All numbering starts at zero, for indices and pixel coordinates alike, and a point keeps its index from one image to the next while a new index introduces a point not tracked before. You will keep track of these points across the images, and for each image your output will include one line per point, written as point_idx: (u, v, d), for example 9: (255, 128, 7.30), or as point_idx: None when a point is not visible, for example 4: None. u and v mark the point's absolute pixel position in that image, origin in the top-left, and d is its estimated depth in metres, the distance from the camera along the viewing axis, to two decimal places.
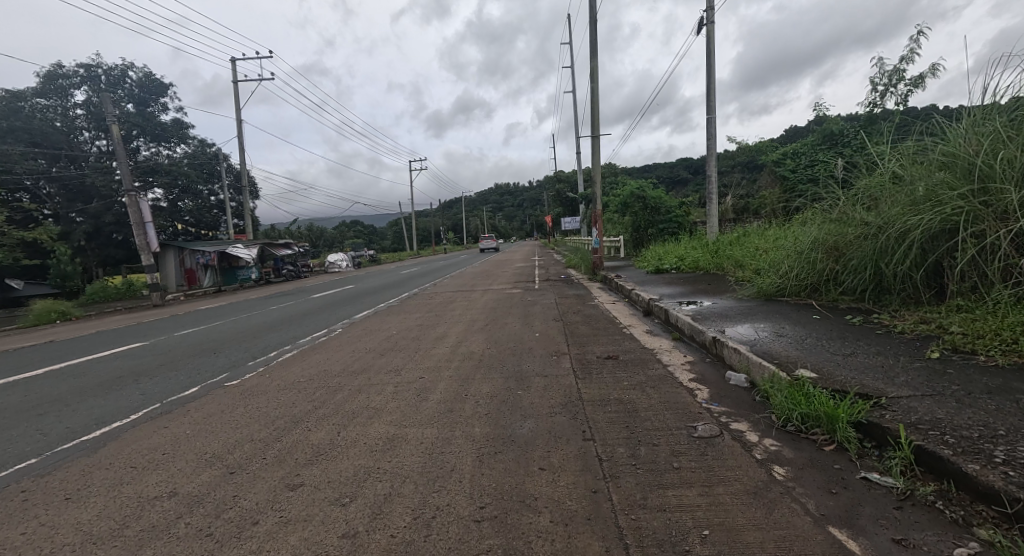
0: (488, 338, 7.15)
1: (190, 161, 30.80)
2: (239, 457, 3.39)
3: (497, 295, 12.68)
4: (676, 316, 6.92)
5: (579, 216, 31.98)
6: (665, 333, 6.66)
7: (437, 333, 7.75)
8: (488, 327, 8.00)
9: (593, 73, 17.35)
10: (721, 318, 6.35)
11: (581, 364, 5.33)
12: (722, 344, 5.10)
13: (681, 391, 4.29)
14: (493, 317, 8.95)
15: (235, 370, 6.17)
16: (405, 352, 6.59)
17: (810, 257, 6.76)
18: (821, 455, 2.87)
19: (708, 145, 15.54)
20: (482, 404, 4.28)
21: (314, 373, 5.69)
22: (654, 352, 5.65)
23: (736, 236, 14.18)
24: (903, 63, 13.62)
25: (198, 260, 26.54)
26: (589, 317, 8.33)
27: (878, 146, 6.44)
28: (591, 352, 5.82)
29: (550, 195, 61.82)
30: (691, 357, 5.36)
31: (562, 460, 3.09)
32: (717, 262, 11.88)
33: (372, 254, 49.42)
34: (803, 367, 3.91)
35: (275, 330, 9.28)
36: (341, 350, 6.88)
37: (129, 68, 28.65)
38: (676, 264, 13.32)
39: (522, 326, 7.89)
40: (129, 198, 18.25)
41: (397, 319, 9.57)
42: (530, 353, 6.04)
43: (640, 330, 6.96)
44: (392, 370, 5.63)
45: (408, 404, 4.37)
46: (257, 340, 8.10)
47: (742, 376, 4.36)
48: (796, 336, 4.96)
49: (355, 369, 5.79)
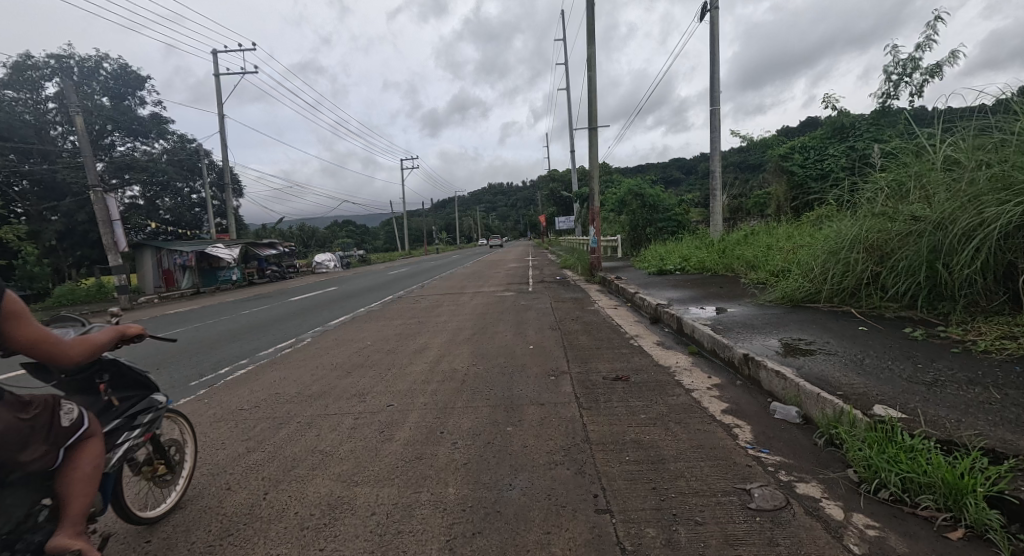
0: (473, 352, 6.17)
1: (169, 156, 29.73)
2: (114, 541, 2.40)
3: (487, 298, 11.71)
4: (691, 326, 5.98)
5: (574, 215, 31.19)
6: (681, 346, 5.71)
7: (416, 345, 6.78)
8: (475, 337, 7.04)
9: (590, 64, 16.47)
10: (745, 328, 5.43)
11: (584, 389, 4.39)
12: (757, 363, 4.17)
13: (715, 430, 3.35)
14: (481, 326, 8.01)
15: (172, 393, 5.15)
16: (376, 369, 5.63)
17: (845, 257, 5.85)
18: (954, 550, 1.93)
19: (711, 138, 14.69)
20: (461, 447, 3.32)
21: (258, 399, 4.68)
22: (671, 372, 4.73)
23: (743, 234, 13.36)
24: (919, 50, 12.88)
25: (176, 260, 25.31)
26: (590, 325, 7.39)
27: (922, 127, 5.60)
28: (596, 372, 4.87)
29: (544, 193, 61.09)
30: (715, 379, 4.44)
31: (569, 552, 2.14)
32: (726, 263, 11.05)
33: (361, 255, 48.38)
34: (882, 402, 2.97)
35: (236, 340, 8.20)
36: (302, 367, 5.89)
37: (103, 60, 27.55)
38: (681, 265, 12.44)
39: (514, 336, 6.96)
40: (95, 194, 16.99)
41: (374, 327, 8.55)
42: (522, 372, 5.09)
43: (650, 343, 6.02)
44: (356, 395, 4.65)
45: (368, 448, 3.40)
46: (211, 354, 7.04)
47: (791, 410, 3.43)
48: (849, 355, 4.03)
49: (312, 393, 4.80)
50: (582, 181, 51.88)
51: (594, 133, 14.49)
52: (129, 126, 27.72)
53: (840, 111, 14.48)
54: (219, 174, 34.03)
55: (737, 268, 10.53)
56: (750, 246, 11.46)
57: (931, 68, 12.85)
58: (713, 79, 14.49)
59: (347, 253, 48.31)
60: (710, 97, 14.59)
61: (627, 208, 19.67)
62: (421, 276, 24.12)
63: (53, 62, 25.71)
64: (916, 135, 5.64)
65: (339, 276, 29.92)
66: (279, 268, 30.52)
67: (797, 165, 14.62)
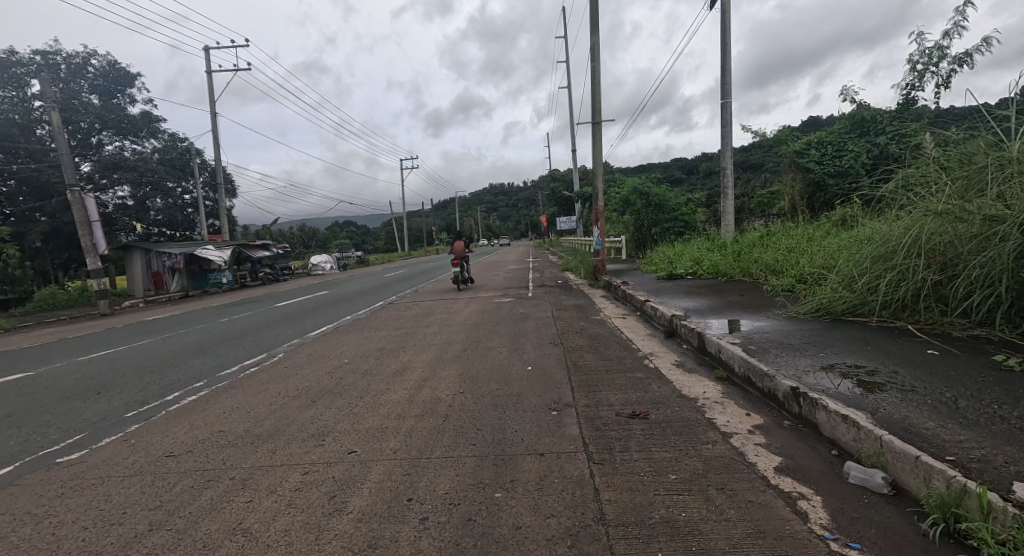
0: (463, 374, 5.32)
1: (160, 156, 29.00)
2: None
3: (485, 304, 10.86)
4: (716, 346, 5.10)
5: (575, 214, 30.35)
6: (706, 371, 4.83)
7: (398, 364, 5.95)
8: (467, 354, 6.19)
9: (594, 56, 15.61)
10: (784, 348, 4.55)
11: (594, 431, 3.54)
12: (812, 401, 3.29)
13: (776, 504, 2.46)
14: (475, 339, 7.16)
15: (100, 429, 4.30)
16: (347, 397, 4.79)
17: (896, 263, 4.97)
18: None
19: (723, 133, 13.87)
20: (430, 528, 2.46)
21: (194, 441, 3.80)
22: (699, 407, 3.86)
23: (759, 235, 12.52)
24: (945, 38, 12.11)
25: (164, 262, 24.64)
26: (597, 339, 6.54)
27: (991, 109, 4.79)
28: (607, 406, 4.02)
29: (546, 193, 60.28)
30: (756, 419, 3.56)
31: None
32: (745, 267, 10.17)
33: (359, 256, 47.68)
34: (1021, 476, 2.09)
35: (203, 354, 7.34)
36: (263, 393, 5.07)
37: (92, 56, 26.80)
38: (692, 269, 11.55)
39: (511, 353, 6.13)
40: (72, 195, 16.15)
41: (358, 340, 7.73)
42: (519, 404, 4.24)
43: (667, 364, 5.17)
44: (316, 435, 3.82)
45: (308, 527, 2.54)
46: (166, 374, 6.17)
47: (872, 474, 2.55)
48: (933, 390, 3.15)
49: (261, 432, 3.94)
50: (584, 180, 51.13)
51: (598, 128, 13.66)
52: (118, 125, 26.96)
53: (859, 104, 13.67)
54: (211, 174, 33.23)
55: (756, 273, 9.71)
56: (768, 248, 10.64)
57: (961, 57, 12.04)
58: (724, 70, 13.68)
59: (345, 254, 47.49)
60: (721, 91, 13.78)
61: (632, 207, 18.86)
62: (417, 277, 23.39)
63: (39, 58, 24.98)
64: (983, 118, 4.83)
65: (334, 279, 29.13)
66: (273, 270, 29.87)
67: (815, 161, 13.78)
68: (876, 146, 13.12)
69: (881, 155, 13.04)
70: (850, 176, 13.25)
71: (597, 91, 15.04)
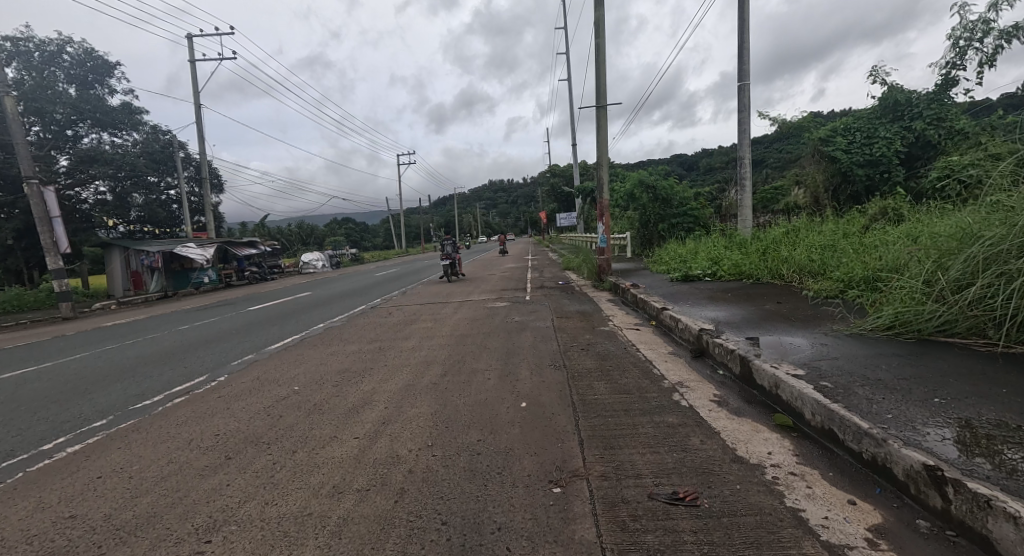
0: (436, 413, 4.07)
1: (143, 150, 27.78)
2: None
3: (477, 311, 9.59)
4: (770, 379, 3.84)
5: (577, 211, 29.05)
6: (761, 415, 3.57)
7: (357, 395, 4.70)
8: (446, 381, 4.96)
9: (597, 37, 14.32)
10: (873, 385, 3.29)
11: (619, 535, 2.28)
12: (981, 502, 2.00)
13: None
14: (461, 357, 5.93)
15: None
16: (275, 451, 3.53)
17: (1016, 267, 3.69)
18: None
19: (741, 117, 12.60)
20: None
21: (17, 541, 2.54)
22: (772, 487, 2.58)
23: (784, 229, 11.27)
24: (992, 9, 10.90)
25: (143, 261, 23.33)
26: (608, 360, 5.29)
27: None
28: (636, 480, 2.75)
29: (547, 188, 58.68)
30: (870, 515, 2.28)
31: None
32: (776, 268, 8.83)
33: (354, 253, 46.43)
34: None
35: (132, 377, 6.04)
36: (168, 439, 3.83)
37: (67, 43, 25.51)
38: (711, 270, 10.20)
39: (501, 379, 4.89)
40: (29, 188, 14.88)
41: (321, 358, 6.46)
42: (509, 472, 2.98)
43: (705, 402, 3.93)
44: (200, 533, 2.53)
45: None
46: (69, 407, 4.90)
47: None
48: None
49: (122, 523, 2.67)
50: (583, 176, 49.74)
51: (603, 114, 12.41)
52: (96, 117, 25.67)
53: (891, 86, 12.44)
54: (197, 169, 31.97)
55: (788, 275, 8.46)
56: (797, 246, 9.41)
57: (1008, 30, 10.79)
58: (742, 50, 12.43)
59: (340, 252, 45.93)
60: (737, 73, 12.50)
61: (637, 202, 17.62)
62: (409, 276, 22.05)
63: (9, 46, 23.76)
64: None
65: (323, 277, 27.80)
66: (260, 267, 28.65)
67: (841, 149, 12.49)
68: (911, 131, 11.83)
69: (916, 142, 11.77)
70: (882, 165, 11.97)
71: (601, 74, 13.79)
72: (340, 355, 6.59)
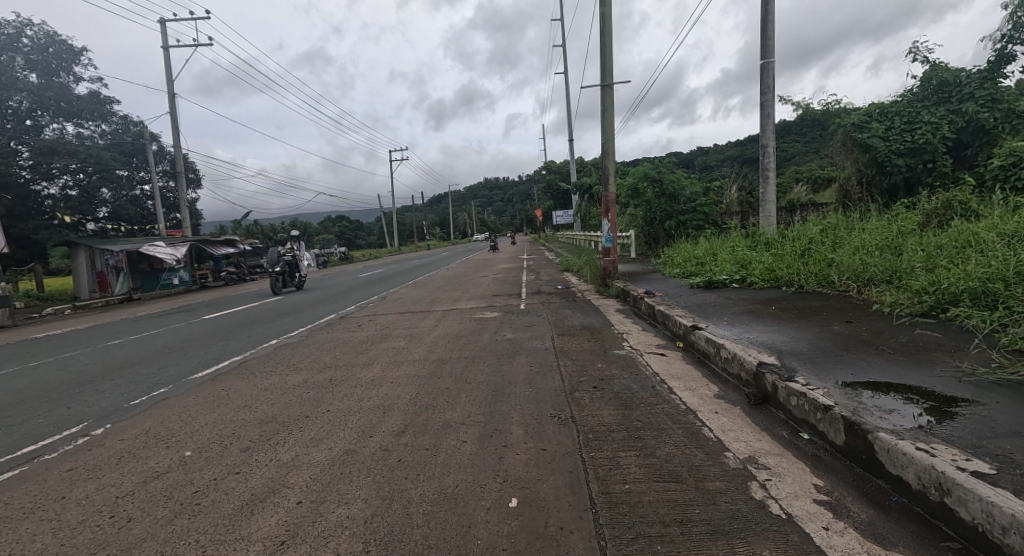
0: (373, 526, 2.50)
1: (111, 141, 25.94)
2: None
3: (461, 324, 8.03)
4: (923, 473, 2.30)
5: (575, 207, 27.59)
6: (930, 548, 2.03)
7: (264, 473, 3.15)
8: (402, 447, 3.41)
9: (602, 11, 12.77)
10: None
11: None
12: None
13: None
14: (430, 400, 4.37)
15: None
16: None
17: None
18: None
19: (764, 99, 11.10)
20: None
21: None
22: None
23: (819, 225, 9.76)
24: None
25: (108, 260, 21.55)
26: (634, 411, 3.75)
27: None
28: None
29: (543, 185, 57.34)
30: None
31: None
32: (822, 274, 7.35)
33: (343, 252, 44.87)
34: None
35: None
36: None
37: (27, 27, 23.59)
38: (738, 276, 8.72)
39: (480, 446, 3.33)
40: None
41: (248, 397, 4.87)
42: None
43: (808, 506, 2.39)
44: None
45: None
46: None
47: None
48: None
49: None
50: (582, 172, 48.39)
51: (609, 94, 10.88)
52: (59, 105, 23.83)
53: (933, 64, 11.00)
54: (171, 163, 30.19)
55: (843, 281, 6.96)
56: (846, 245, 7.87)
57: None
58: (767, 24, 10.93)
59: (329, 250, 44.31)
60: (761, 49, 10.97)
61: (642, 197, 16.17)
62: (395, 278, 20.56)
63: None
64: None
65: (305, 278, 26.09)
66: (302, 247, 19.97)
67: (878, 136, 11.00)
68: (960, 115, 10.35)
69: (966, 127, 10.28)
70: (926, 154, 10.50)
71: (606, 53, 12.27)
72: (273, 392, 5.01)
